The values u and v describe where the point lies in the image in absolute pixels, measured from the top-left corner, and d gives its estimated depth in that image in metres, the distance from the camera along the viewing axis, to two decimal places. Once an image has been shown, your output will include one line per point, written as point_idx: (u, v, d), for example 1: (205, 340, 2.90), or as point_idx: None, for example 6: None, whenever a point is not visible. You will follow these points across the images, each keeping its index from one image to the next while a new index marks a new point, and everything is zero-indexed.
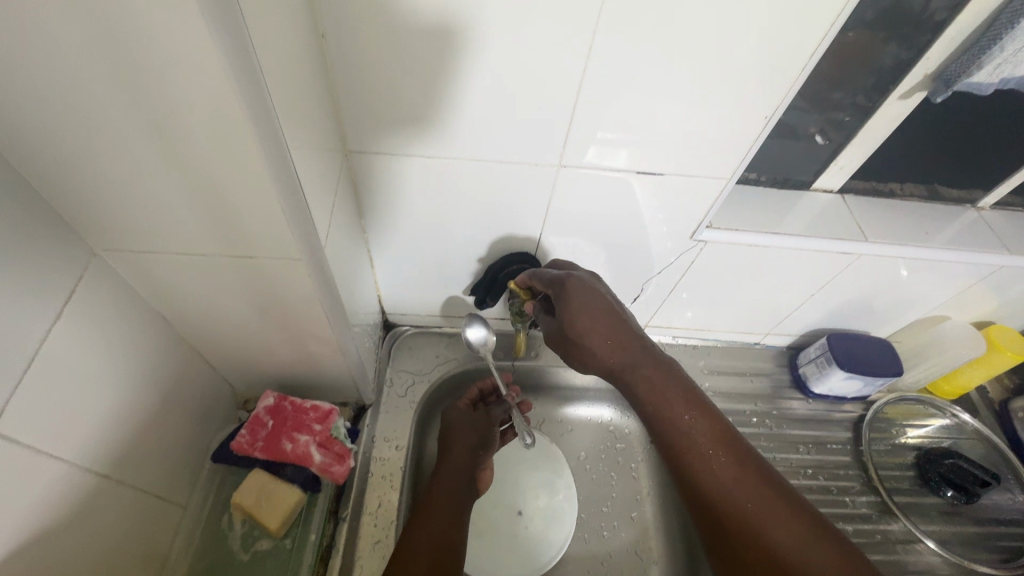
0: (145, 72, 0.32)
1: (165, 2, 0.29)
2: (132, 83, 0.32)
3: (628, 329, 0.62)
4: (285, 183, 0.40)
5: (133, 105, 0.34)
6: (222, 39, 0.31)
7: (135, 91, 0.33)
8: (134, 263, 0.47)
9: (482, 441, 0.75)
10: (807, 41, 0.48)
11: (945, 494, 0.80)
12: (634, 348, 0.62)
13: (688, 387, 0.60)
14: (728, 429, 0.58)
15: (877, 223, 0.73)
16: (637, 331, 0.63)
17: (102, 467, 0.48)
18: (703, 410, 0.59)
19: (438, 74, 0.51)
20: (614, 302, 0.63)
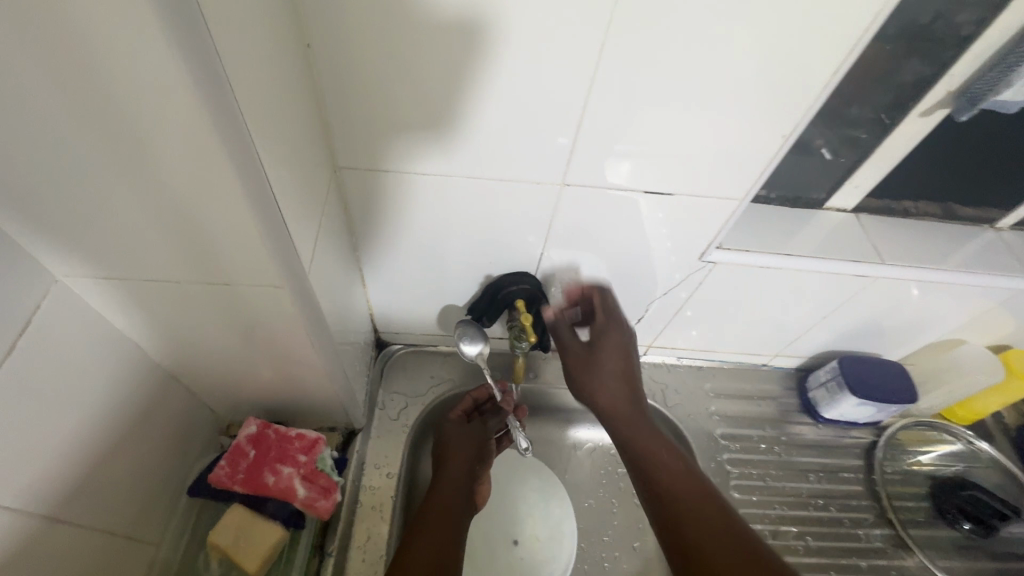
0: (105, 89, 0.29)
1: (128, 17, 0.26)
2: (91, 101, 0.30)
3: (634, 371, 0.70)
4: (263, 209, 0.37)
5: (90, 123, 0.31)
6: (188, 55, 0.28)
7: (93, 108, 0.30)
8: (101, 288, 0.43)
9: (478, 454, 0.72)
10: (829, 59, 0.46)
11: (961, 527, 0.76)
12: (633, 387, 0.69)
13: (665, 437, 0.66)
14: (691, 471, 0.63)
15: (894, 243, 0.70)
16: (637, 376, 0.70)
17: (65, 509, 0.44)
18: (671, 448, 0.65)
19: (432, 88, 0.48)
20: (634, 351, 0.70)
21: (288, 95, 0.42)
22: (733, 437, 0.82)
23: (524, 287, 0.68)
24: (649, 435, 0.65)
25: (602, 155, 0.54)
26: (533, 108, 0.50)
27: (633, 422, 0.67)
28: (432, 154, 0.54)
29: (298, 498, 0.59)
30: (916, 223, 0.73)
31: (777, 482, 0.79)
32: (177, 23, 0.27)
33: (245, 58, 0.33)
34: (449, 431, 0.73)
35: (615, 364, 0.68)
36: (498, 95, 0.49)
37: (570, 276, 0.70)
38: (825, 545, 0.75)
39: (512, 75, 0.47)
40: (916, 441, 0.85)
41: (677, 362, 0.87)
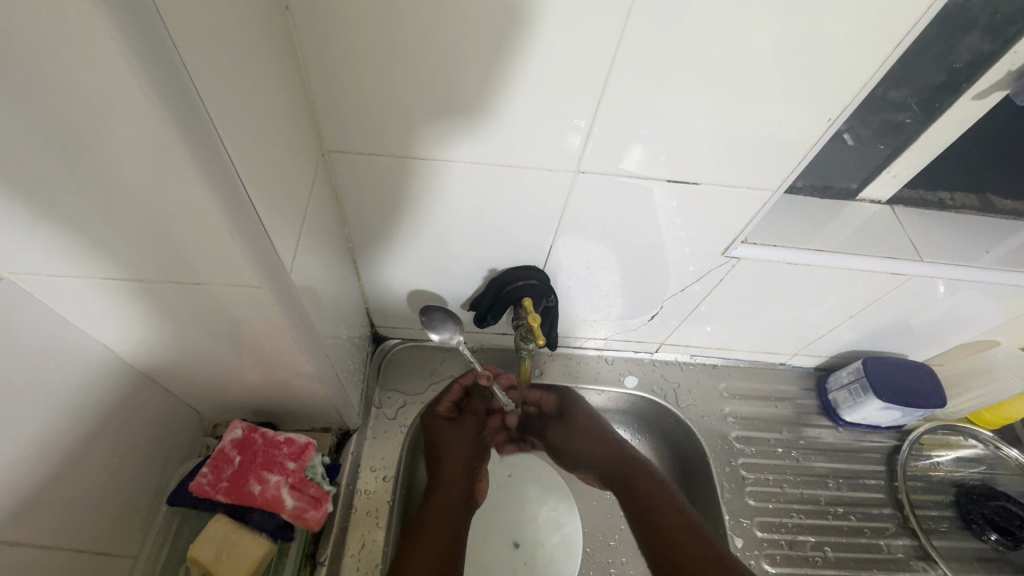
0: (30, 62, 0.25)
1: None
2: (16, 78, 0.26)
3: (612, 440, 0.74)
4: (230, 201, 0.33)
5: (16, 104, 0.27)
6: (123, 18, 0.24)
7: (19, 85, 0.26)
8: (54, 288, 0.39)
9: (474, 450, 0.72)
10: (884, 37, 0.40)
11: (987, 538, 0.73)
12: (612, 448, 0.73)
13: (652, 474, 0.71)
14: (662, 483, 0.70)
15: (932, 237, 0.64)
16: (618, 443, 0.74)
17: (24, 528, 0.41)
18: (660, 487, 0.69)
19: (425, 64, 0.43)
20: (602, 424, 0.75)
21: (264, 69, 0.37)
22: (748, 440, 0.78)
23: (533, 283, 0.63)
24: (630, 471, 0.71)
25: (621, 139, 0.49)
26: (542, 88, 0.44)
27: (629, 471, 0.71)
28: (428, 138, 0.49)
29: (286, 509, 0.56)
30: (955, 215, 0.67)
31: (794, 489, 0.75)
32: None
33: (205, 25, 0.29)
34: (440, 426, 0.72)
35: (587, 440, 0.74)
36: (503, 73, 0.44)
37: (581, 268, 0.64)
38: (844, 556, 0.72)
39: (517, 51, 0.42)
40: (937, 446, 0.81)
41: (689, 360, 0.82)
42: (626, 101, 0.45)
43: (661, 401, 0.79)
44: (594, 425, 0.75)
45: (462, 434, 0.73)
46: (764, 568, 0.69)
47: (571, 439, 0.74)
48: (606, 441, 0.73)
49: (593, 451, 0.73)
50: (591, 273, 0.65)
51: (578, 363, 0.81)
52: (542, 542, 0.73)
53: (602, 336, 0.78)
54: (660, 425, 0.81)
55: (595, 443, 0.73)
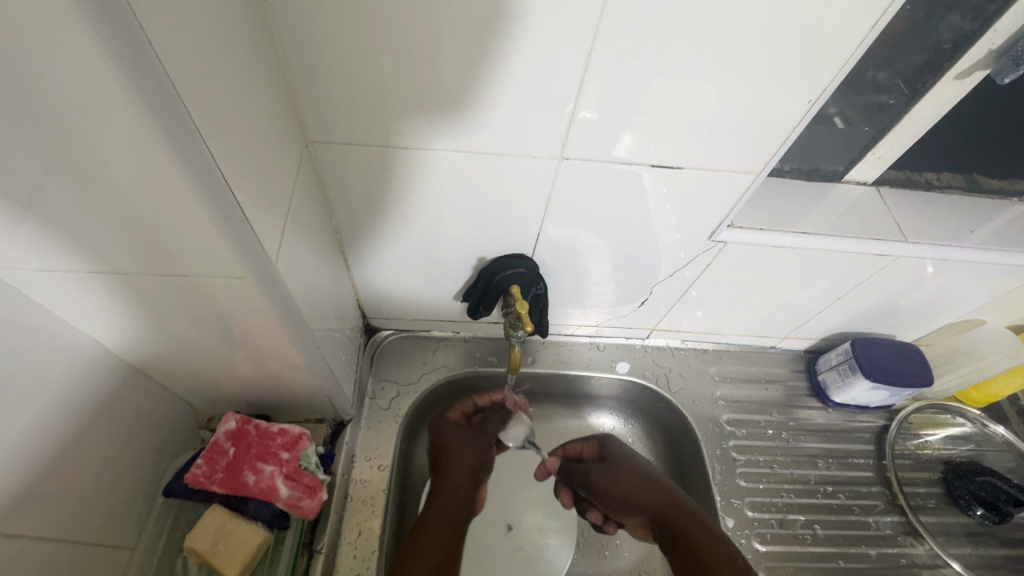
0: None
1: None
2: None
3: (652, 478, 0.68)
4: (211, 193, 0.33)
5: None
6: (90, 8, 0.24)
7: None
8: (39, 282, 0.39)
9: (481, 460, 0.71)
10: (862, 18, 0.41)
11: (974, 513, 0.75)
12: (656, 487, 0.66)
13: (696, 511, 0.63)
14: (712, 527, 0.61)
15: (917, 218, 0.65)
16: (660, 479, 0.68)
17: (19, 522, 0.42)
18: (709, 530, 0.61)
19: (404, 53, 0.43)
20: (647, 465, 0.70)
21: (242, 58, 0.36)
22: (739, 423, 0.79)
23: (520, 271, 0.63)
24: (669, 506, 0.64)
25: (605, 124, 0.49)
26: (523, 75, 0.44)
27: (669, 509, 0.64)
28: (411, 128, 0.49)
29: (281, 498, 0.57)
30: (941, 196, 0.67)
31: (784, 469, 0.76)
32: None
33: (179, 15, 0.29)
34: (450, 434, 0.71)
35: (625, 480, 0.68)
36: (483, 60, 0.44)
37: (570, 255, 0.65)
38: (834, 533, 0.73)
39: (496, 37, 0.42)
40: (926, 425, 0.82)
41: (681, 345, 0.83)
42: (610, 86, 0.46)
43: (653, 386, 0.80)
44: (636, 463, 0.70)
45: (469, 440, 0.71)
46: (755, 547, 0.71)
47: (612, 480, 0.69)
48: (650, 480, 0.67)
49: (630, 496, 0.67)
50: (581, 260, 0.66)
51: (570, 350, 0.81)
52: (537, 527, 0.74)
53: (593, 323, 0.78)
54: (652, 410, 0.82)
55: (638, 481, 0.68)
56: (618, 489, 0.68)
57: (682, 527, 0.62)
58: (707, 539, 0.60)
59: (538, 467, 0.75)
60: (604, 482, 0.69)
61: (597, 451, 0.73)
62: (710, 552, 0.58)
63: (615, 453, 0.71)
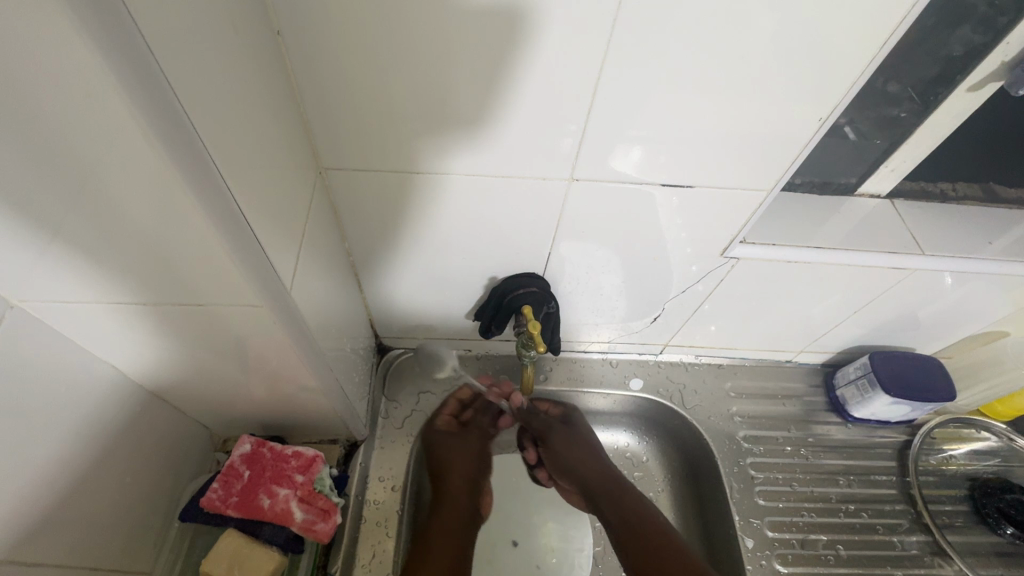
0: (18, 94, 0.25)
1: (42, 22, 0.23)
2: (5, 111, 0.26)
3: (591, 447, 0.73)
4: (228, 227, 0.34)
5: (10, 138, 0.27)
6: (111, 57, 0.25)
7: (10, 120, 0.26)
8: (64, 313, 0.40)
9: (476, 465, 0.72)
10: (870, 36, 0.41)
11: (1004, 532, 0.73)
12: (593, 459, 0.72)
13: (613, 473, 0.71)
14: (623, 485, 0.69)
15: (933, 229, 0.64)
16: (593, 445, 0.73)
17: (40, 550, 0.42)
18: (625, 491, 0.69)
19: (414, 84, 0.44)
20: (587, 433, 0.75)
21: (257, 92, 0.37)
22: (757, 439, 0.78)
23: (532, 291, 0.63)
24: (596, 465, 0.71)
25: (618, 142, 0.49)
26: (532, 96, 0.45)
27: (596, 452, 0.73)
28: (423, 153, 0.50)
29: (296, 522, 0.57)
30: (957, 207, 0.66)
31: (804, 487, 0.75)
32: (96, 24, 0.24)
33: (196, 55, 0.30)
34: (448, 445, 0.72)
35: (575, 450, 0.73)
36: (493, 85, 0.44)
37: (582, 272, 0.65)
38: (857, 554, 0.71)
39: (508, 63, 0.43)
40: (950, 440, 0.80)
41: (695, 360, 0.82)
42: (618, 106, 0.46)
43: (667, 402, 0.79)
44: (586, 434, 0.74)
45: (465, 452, 0.72)
46: (776, 567, 0.69)
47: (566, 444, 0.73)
48: (593, 457, 0.72)
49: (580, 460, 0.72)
50: (593, 276, 0.65)
51: (583, 367, 0.81)
52: (550, 549, 0.73)
53: (606, 339, 0.78)
54: (666, 427, 0.81)
55: (582, 446, 0.73)
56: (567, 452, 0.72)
57: (609, 476, 0.70)
58: (636, 516, 0.65)
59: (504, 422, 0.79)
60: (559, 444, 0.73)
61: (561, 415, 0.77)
62: (616, 495, 0.68)
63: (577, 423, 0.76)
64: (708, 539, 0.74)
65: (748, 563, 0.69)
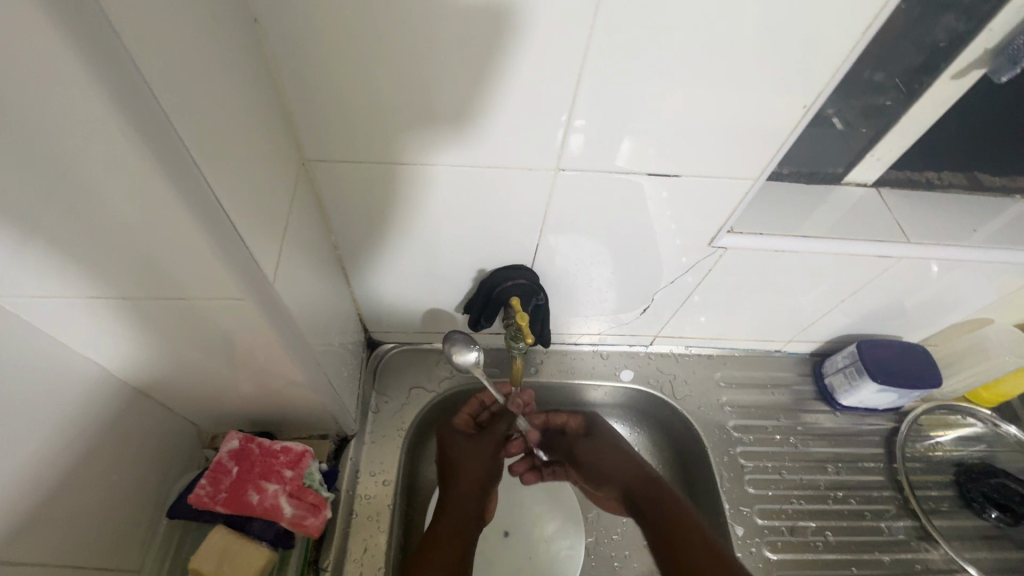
0: None
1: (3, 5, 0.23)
2: None
3: (621, 452, 0.73)
4: (206, 218, 0.33)
5: None
6: (77, 42, 0.24)
7: None
8: (41, 308, 0.39)
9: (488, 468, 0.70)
10: (852, 24, 0.41)
11: (989, 516, 0.74)
12: (625, 462, 0.71)
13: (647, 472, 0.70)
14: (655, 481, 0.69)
15: (918, 217, 0.64)
16: (622, 449, 0.73)
17: (23, 550, 0.42)
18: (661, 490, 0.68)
19: (397, 76, 0.43)
20: (616, 440, 0.74)
21: (235, 80, 0.37)
22: (746, 428, 0.78)
23: (521, 283, 0.63)
24: (624, 465, 0.71)
25: (605, 132, 0.49)
26: (518, 86, 0.44)
27: (626, 455, 0.72)
28: (407, 145, 0.49)
29: (286, 517, 0.57)
30: (943, 195, 0.67)
31: (794, 475, 0.75)
32: (59, 7, 0.23)
33: (169, 41, 0.29)
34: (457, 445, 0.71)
35: (604, 457, 0.72)
36: (479, 76, 0.44)
37: (571, 264, 0.65)
38: (845, 539, 0.72)
39: (493, 51, 0.42)
40: (936, 426, 0.81)
41: (685, 351, 0.83)
42: (605, 95, 0.46)
43: (657, 393, 0.79)
44: (615, 441, 0.74)
45: (478, 454, 0.71)
46: (766, 555, 0.70)
47: (595, 454, 0.73)
48: (624, 458, 0.72)
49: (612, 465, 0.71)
50: (584, 267, 0.65)
51: (573, 359, 0.81)
52: (542, 541, 0.74)
53: (597, 331, 0.78)
54: (657, 418, 0.81)
55: (614, 454, 0.72)
56: (598, 460, 0.72)
57: (645, 481, 0.69)
58: (691, 530, 0.62)
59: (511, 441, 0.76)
60: (588, 456, 0.73)
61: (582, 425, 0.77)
62: (658, 499, 0.67)
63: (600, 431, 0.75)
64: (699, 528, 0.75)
65: (739, 550, 0.69)
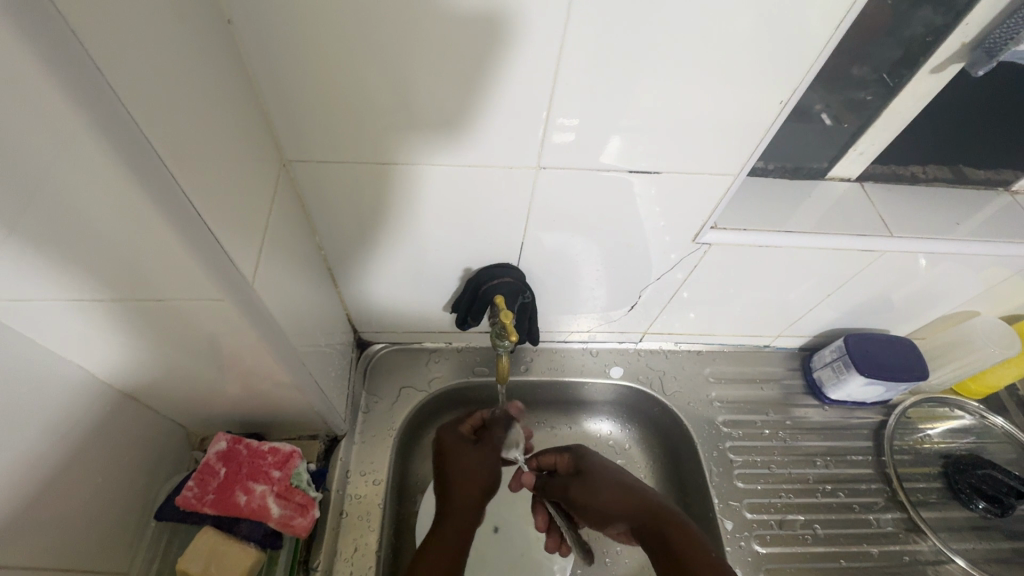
0: None
1: None
2: None
3: (613, 479, 0.65)
4: (180, 219, 0.34)
5: None
6: (39, 46, 0.24)
7: None
8: (20, 314, 0.39)
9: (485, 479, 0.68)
10: (825, 19, 0.41)
11: (976, 507, 0.74)
12: (620, 493, 0.63)
13: (646, 497, 0.62)
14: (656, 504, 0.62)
15: (901, 212, 0.65)
16: (613, 477, 0.65)
17: (9, 553, 0.42)
18: (671, 521, 0.59)
19: (374, 76, 0.44)
20: (611, 472, 0.65)
21: (208, 81, 0.37)
22: (736, 423, 0.79)
23: (506, 281, 0.64)
24: (611, 493, 0.63)
25: (585, 128, 0.49)
26: (496, 85, 0.45)
27: (620, 486, 0.64)
28: (387, 145, 0.49)
29: (273, 517, 0.57)
30: (926, 189, 0.67)
31: (782, 469, 0.76)
32: (19, 9, 0.23)
33: (136, 43, 0.29)
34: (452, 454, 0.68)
35: (599, 491, 0.64)
36: (455, 76, 0.44)
37: (559, 262, 0.65)
38: (834, 532, 0.72)
39: (469, 51, 0.42)
40: (925, 419, 0.81)
41: (675, 347, 0.83)
42: (585, 95, 0.46)
43: (647, 389, 0.80)
44: (609, 473, 0.66)
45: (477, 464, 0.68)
46: (755, 549, 0.70)
47: (588, 495, 0.64)
48: (622, 488, 0.64)
49: (608, 501, 0.63)
50: (571, 265, 0.65)
51: (563, 357, 0.81)
52: (534, 538, 0.74)
53: (586, 329, 0.78)
54: (648, 414, 0.82)
55: (610, 490, 0.64)
56: (593, 500, 0.64)
57: (647, 519, 0.60)
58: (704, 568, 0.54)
59: (515, 479, 0.73)
60: (582, 499, 0.65)
61: (571, 464, 0.69)
62: (670, 531, 0.58)
63: (589, 466, 0.67)
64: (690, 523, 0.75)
65: (728, 544, 0.70)
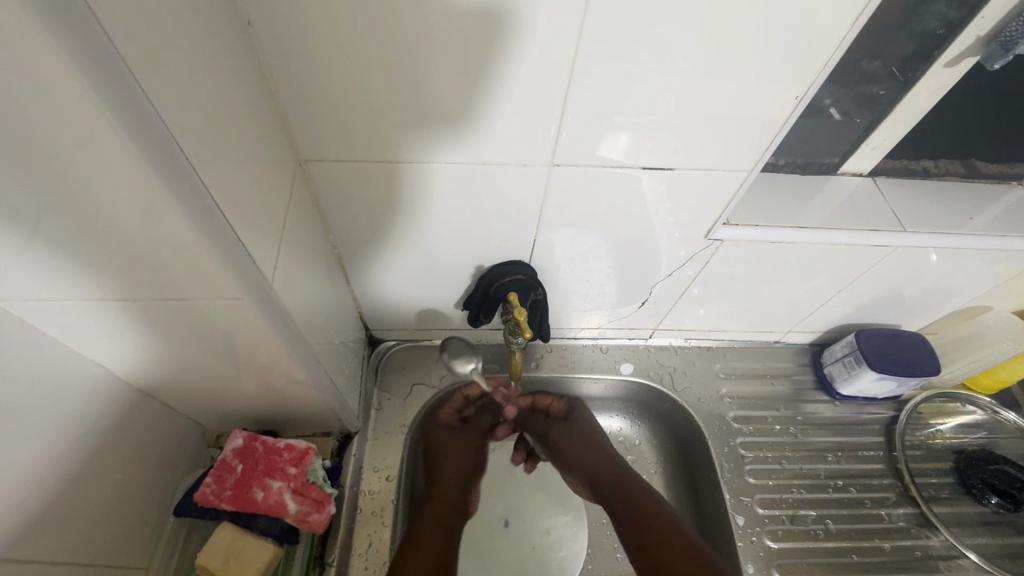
0: None
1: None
2: None
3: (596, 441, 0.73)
4: (204, 220, 0.34)
5: None
6: (70, 52, 0.25)
7: None
8: (44, 313, 0.40)
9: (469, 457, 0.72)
10: (842, 14, 0.41)
11: (988, 502, 0.74)
12: (601, 454, 0.71)
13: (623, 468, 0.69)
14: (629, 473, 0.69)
15: (914, 206, 0.64)
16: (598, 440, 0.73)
17: (34, 550, 0.42)
18: (640, 487, 0.67)
19: (389, 75, 0.44)
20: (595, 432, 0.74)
21: (227, 82, 0.37)
22: (747, 419, 0.79)
23: (518, 278, 0.64)
24: (592, 450, 0.71)
25: (598, 124, 0.49)
26: (509, 81, 0.45)
27: (602, 449, 0.72)
28: (403, 144, 0.49)
29: (290, 513, 0.58)
30: (939, 183, 0.67)
31: (793, 464, 0.76)
32: (51, 16, 0.24)
33: (160, 47, 0.29)
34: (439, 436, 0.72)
35: (581, 444, 0.72)
36: (470, 75, 0.44)
37: (570, 259, 0.65)
38: (845, 528, 0.73)
39: (483, 48, 0.42)
40: (937, 414, 0.81)
41: (684, 344, 0.83)
42: (599, 91, 0.46)
43: (657, 386, 0.80)
44: (593, 433, 0.74)
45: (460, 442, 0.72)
46: (766, 544, 0.70)
47: (571, 442, 0.73)
48: (601, 450, 0.71)
49: (587, 456, 0.71)
50: (583, 261, 0.65)
51: (574, 353, 0.81)
52: (546, 533, 0.74)
53: (596, 325, 0.78)
54: (658, 411, 0.82)
55: (592, 447, 0.72)
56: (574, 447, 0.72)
57: (620, 482, 0.68)
58: (666, 532, 0.61)
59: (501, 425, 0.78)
60: (565, 442, 0.73)
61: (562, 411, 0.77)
62: (638, 493, 0.66)
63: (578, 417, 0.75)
64: (700, 519, 0.75)
65: (739, 539, 0.70)
